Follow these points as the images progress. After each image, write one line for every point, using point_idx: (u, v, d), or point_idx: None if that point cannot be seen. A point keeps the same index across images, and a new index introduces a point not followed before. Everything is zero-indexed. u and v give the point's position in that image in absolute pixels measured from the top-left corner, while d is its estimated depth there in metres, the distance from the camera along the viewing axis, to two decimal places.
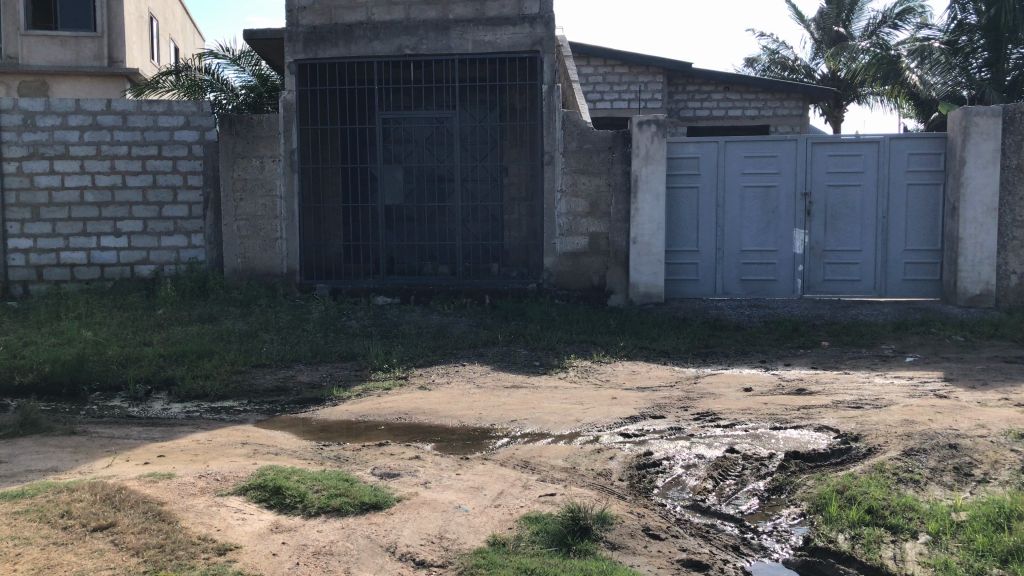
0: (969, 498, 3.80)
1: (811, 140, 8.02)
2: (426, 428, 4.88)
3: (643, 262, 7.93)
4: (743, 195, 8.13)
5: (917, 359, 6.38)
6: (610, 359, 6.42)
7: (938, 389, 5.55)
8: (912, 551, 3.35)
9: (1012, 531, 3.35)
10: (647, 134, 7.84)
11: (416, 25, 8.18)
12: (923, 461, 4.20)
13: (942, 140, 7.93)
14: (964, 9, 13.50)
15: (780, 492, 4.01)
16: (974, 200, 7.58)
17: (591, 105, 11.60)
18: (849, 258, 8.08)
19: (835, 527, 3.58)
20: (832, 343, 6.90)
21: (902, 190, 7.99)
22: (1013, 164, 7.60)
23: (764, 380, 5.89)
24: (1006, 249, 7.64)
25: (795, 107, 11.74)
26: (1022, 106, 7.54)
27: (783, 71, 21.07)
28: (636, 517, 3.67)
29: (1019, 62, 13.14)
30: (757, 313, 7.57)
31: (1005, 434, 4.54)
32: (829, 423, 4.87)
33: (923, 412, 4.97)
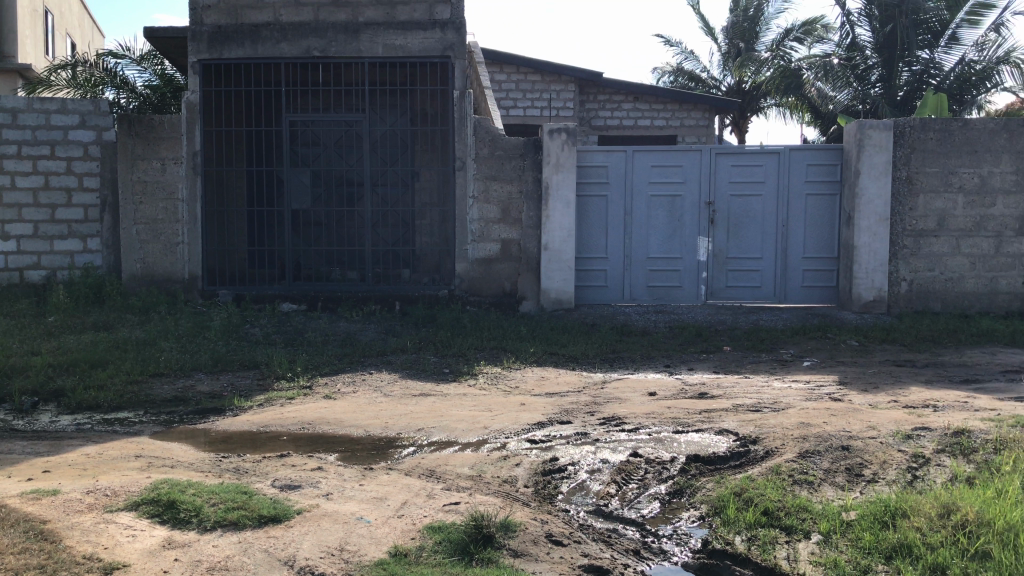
0: (858, 497, 3.95)
1: (715, 150, 8.24)
2: (330, 438, 4.79)
3: (554, 268, 8.00)
4: (650, 203, 8.30)
5: (814, 363, 6.61)
6: (519, 365, 6.44)
7: (833, 392, 5.75)
8: (804, 551, 3.45)
9: (897, 529, 3.49)
10: (557, 142, 7.93)
11: (325, 27, 8.06)
12: (817, 463, 4.35)
13: (838, 151, 8.23)
14: (859, 26, 14.05)
15: (681, 496, 4.08)
16: (867, 210, 7.89)
17: (503, 111, 11.66)
18: (751, 265, 8.32)
19: (732, 529, 3.66)
20: (734, 348, 7.08)
21: (801, 200, 8.27)
22: (904, 175, 7.90)
23: (668, 384, 6.01)
24: (897, 256, 7.97)
25: (701, 118, 12.02)
26: (912, 120, 7.87)
27: (690, 83, 21.61)
28: (540, 524, 3.69)
29: (911, 78, 13.79)
30: (663, 319, 7.71)
31: (894, 435, 4.74)
32: (729, 426, 5.00)
33: (818, 415, 5.14)
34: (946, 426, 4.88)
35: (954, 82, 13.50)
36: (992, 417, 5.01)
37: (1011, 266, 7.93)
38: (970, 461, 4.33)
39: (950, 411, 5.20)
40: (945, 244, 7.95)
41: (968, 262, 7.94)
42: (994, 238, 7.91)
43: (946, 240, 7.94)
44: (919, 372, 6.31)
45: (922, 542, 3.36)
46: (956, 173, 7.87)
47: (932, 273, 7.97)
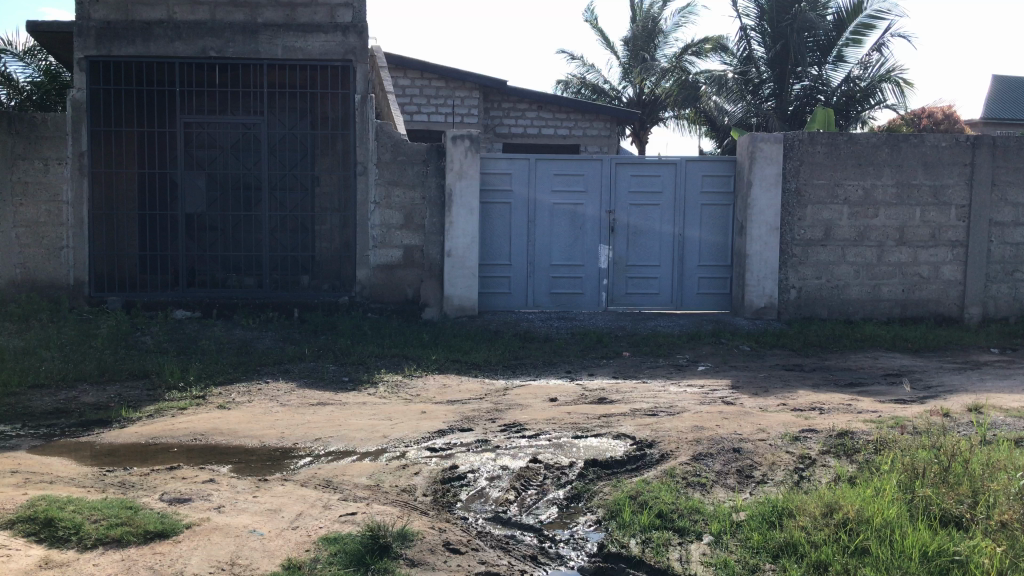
0: (748, 498, 4.07)
1: (615, 160, 8.40)
2: (223, 449, 4.65)
3: (457, 275, 8.00)
4: (552, 211, 8.39)
5: (708, 368, 6.80)
6: (421, 373, 6.40)
7: (725, 396, 5.93)
8: (696, 552, 3.53)
9: (783, 528, 3.62)
10: (460, 149, 7.94)
11: (221, 27, 7.85)
12: (710, 465, 4.47)
13: (732, 163, 8.49)
14: (754, 42, 14.56)
15: (578, 500, 4.13)
16: (759, 220, 8.18)
17: (408, 117, 11.61)
18: (650, 272, 8.50)
19: (628, 532, 3.72)
20: (633, 353, 7.23)
21: (697, 209, 8.51)
22: (793, 187, 8.22)
23: (568, 390, 6.07)
24: (787, 265, 8.28)
25: (603, 129, 12.20)
26: (801, 134, 8.19)
27: (592, 94, 21.97)
28: (437, 532, 3.67)
29: (801, 94, 14.36)
30: (565, 325, 7.79)
31: (783, 437, 4.91)
32: (627, 431, 5.09)
33: (711, 418, 5.29)
34: (830, 428, 5.08)
35: (841, 98, 14.17)
36: (873, 419, 5.25)
37: (892, 275, 8.33)
38: (852, 461, 4.52)
39: (834, 414, 5.43)
40: (832, 253, 8.29)
41: (853, 271, 8.30)
42: (877, 247, 8.30)
43: (833, 249, 8.28)
44: (807, 376, 6.57)
45: (806, 540, 3.49)
46: (842, 185, 8.23)
47: (819, 281, 8.30)
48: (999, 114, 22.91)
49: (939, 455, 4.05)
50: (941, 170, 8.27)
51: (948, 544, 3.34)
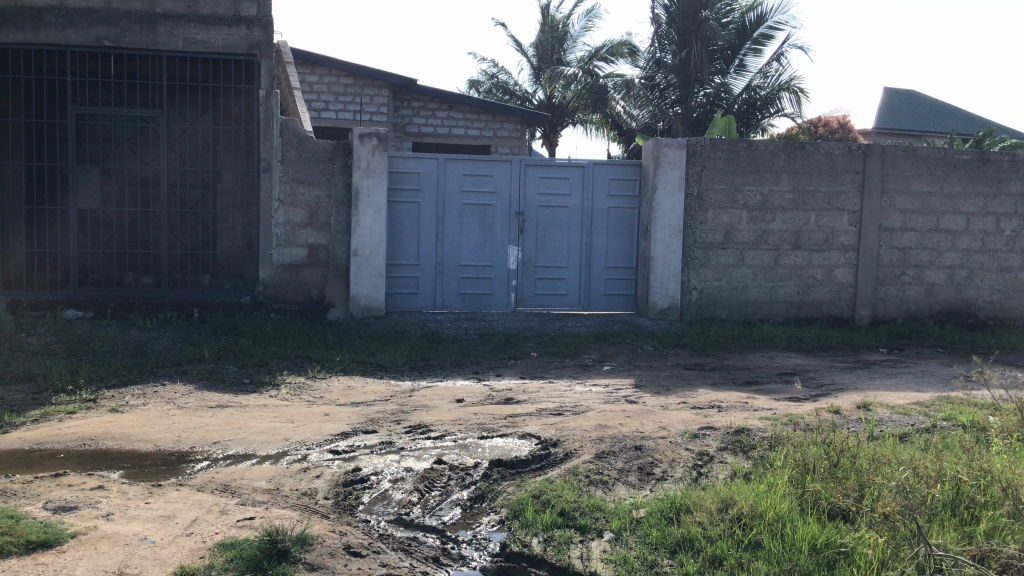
0: (648, 495, 4.15)
1: (523, 161, 8.45)
2: (114, 454, 4.48)
3: (363, 275, 7.91)
4: (461, 211, 8.38)
5: (613, 368, 6.91)
6: (325, 374, 6.31)
7: (628, 395, 6.04)
8: (596, 550, 3.58)
9: (681, 524, 3.70)
10: (368, 147, 7.85)
11: (117, 16, 7.55)
12: (612, 463, 4.54)
13: (638, 167, 8.65)
14: (662, 49, 14.87)
15: (482, 500, 4.13)
16: (663, 223, 8.37)
17: (315, 114, 11.43)
18: (557, 274, 8.58)
19: (530, 531, 3.74)
20: (540, 353, 7.29)
21: (604, 212, 8.63)
22: (696, 191, 8.42)
23: (475, 391, 6.08)
24: (689, 267, 8.48)
25: (513, 130, 12.26)
26: (703, 140, 8.40)
27: (503, 95, 22.08)
28: (337, 535, 3.61)
29: (705, 101, 14.74)
30: (472, 326, 7.80)
31: (682, 435, 5.03)
32: (532, 431, 5.12)
33: (614, 417, 5.37)
34: (728, 425, 5.23)
35: (742, 106, 14.60)
36: (768, 416, 5.43)
37: (788, 277, 8.64)
38: (748, 457, 4.66)
39: (732, 412, 5.59)
40: (731, 256, 8.53)
41: (752, 273, 8.57)
42: (774, 250, 8.59)
43: (732, 252, 8.53)
44: (706, 375, 6.74)
45: (703, 535, 3.58)
46: (742, 190, 8.48)
47: (720, 283, 8.54)
48: (892, 124, 23.99)
49: (828, 450, 4.21)
50: (834, 177, 8.61)
51: (835, 536, 3.47)
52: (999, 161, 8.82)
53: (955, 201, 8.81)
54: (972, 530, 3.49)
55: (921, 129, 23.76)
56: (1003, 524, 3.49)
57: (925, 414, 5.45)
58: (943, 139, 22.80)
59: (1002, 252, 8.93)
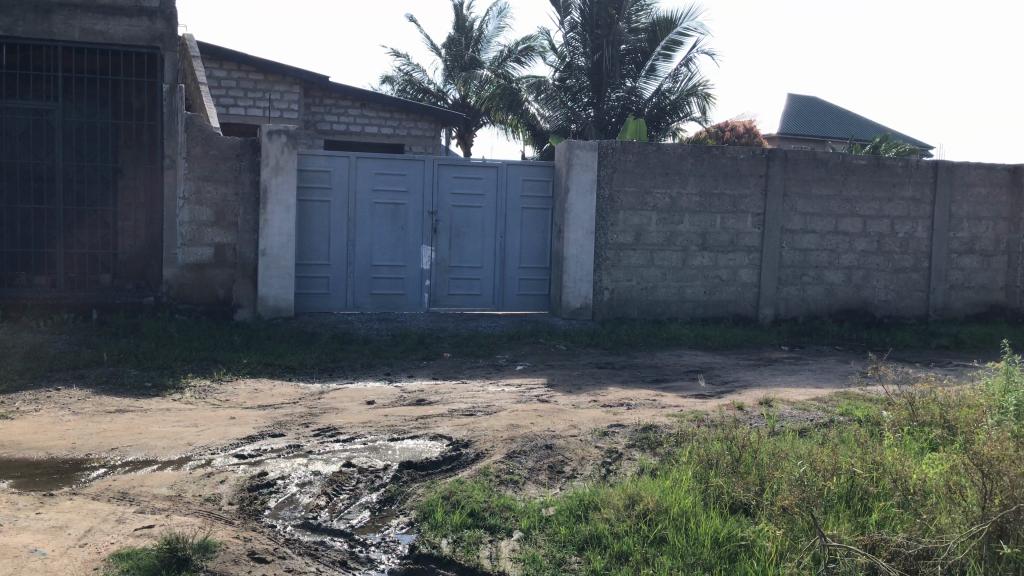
0: (557, 494, 4.19)
1: (436, 161, 8.42)
2: (3, 463, 4.27)
3: (272, 275, 7.75)
4: (373, 211, 8.31)
5: (526, 367, 6.95)
6: (231, 377, 6.16)
7: (540, 394, 6.08)
8: (506, 549, 3.59)
9: (589, 521, 3.75)
10: (277, 144, 7.71)
11: (9, 4, 7.22)
12: (523, 462, 4.56)
13: (551, 168, 8.73)
14: (574, 52, 15.10)
15: (391, 503, 4.09)
16: (576, 224, 8.46)
17: (223, 109, 11.15)
18: (471, 274, 8.58)
19: (439, 533, 3.73)
20: (453, 354, 7.28)
21: (517, 213, 8.67)
22: (607, 193, 8.54)
23: (386, 392, 6.02)
24: (601, 268, 8.59)
25: (428, 129, 12.21)
26: (615, 143, 8.52)
27: (418, 93, 21.96)
28: (241, 541, 3.53)
29: (616, 104, 14.94)
30: (385, 327, 7.72)
31: (592, 433, 5.10)
32: (443, 431, 5.10)
33: (526, 417, 5.40)
34: (636, 422, 5.32)
35: (653, 110, 14.87)
36: (675, 413, 5.54)
37: (695, 277, 8.85)
38: (655, 454, 4.75)
39: (640, 409, 5.69)
40: (641, 257, 8.69)
41: (661, 273, 8.74)
42: (682, 251, 8.78)
43: (642, 253, 8.68)
44: (616, 374, 6.85)
45: (610, 532, 3.63)
46: (651, 192, 8.64)
47: (630, 283, 8.68)
48: (796, 129, 24.80)
49: (730, 446, 4.33)
50: (739, 180, 8.86)
51: (736, 530, 3.57)
52: (892, 166, 9.24)
53: (853, 204, 9.17)
54: (864, 520, 3.63)
55: (823, 134, 24.64)
56: (892, 514, 3.66)
57: (823, 409, 5.66)
58: (843, 144, 23.70)
59: (896, 254, 9.34)
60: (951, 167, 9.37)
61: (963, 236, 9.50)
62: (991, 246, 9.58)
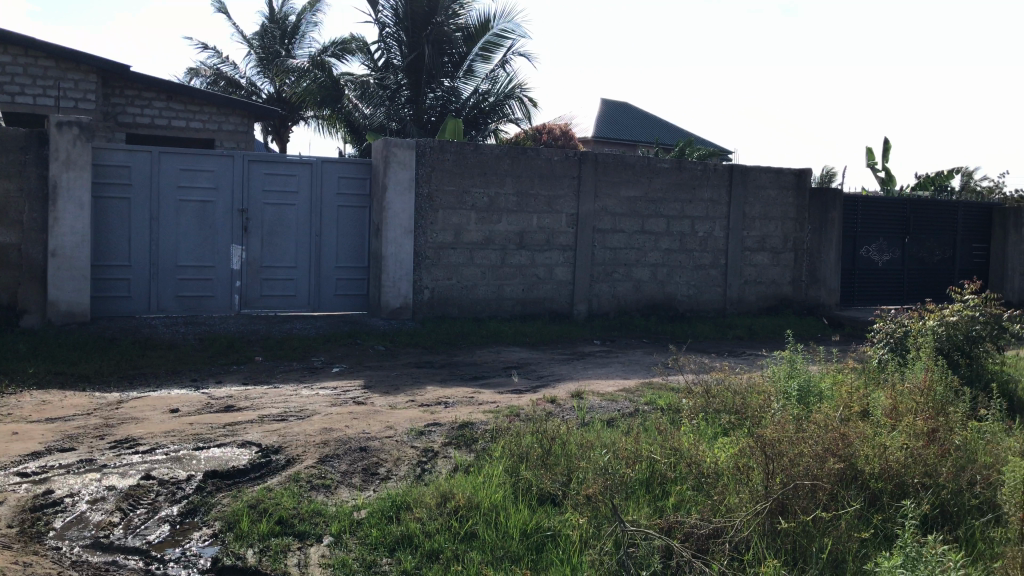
0: (369, 496, 4.14)
1: (246, 157, 8.12)
2: None
3: (64, 277, 7.20)
4: (178, 209, 7.91)
5: (342, 369, 6.84)
6: (15, 389, 5.66)
7: (356, 396, 6.00)
8: (315, 555, 3.51)
9: (400, 522, 3.73)
10: (68, 136, 7.17)
11: None
12: (336, 466, 4.48)
13: (367, 166, 8.62)
14: (390, 50, 15.00)
15: (194, 515, 3.90)
16: (394, 222, 8.38)
17: (8, 97, 10.24)
18: (285, 274, 8.33)
19: (245, 543, 3.59)
20: (265, 358, 7.04)
21: (333, 211, 8.50)
22: (425, 192, 8.53)
23: (192, 399, 5.74)
24: (420, 267, 8.56)
25: (240, 124, 11.79)
26: (432, 141, 8.52)
27: (228, 87, 21.09)
28: (20, 568, 3.26)
29: (434, 104, 15.02)
30: (192, 331, 7.35)
31: (408, 433, 5.08)
32: (252, 438, 4.91)
33: (340, 420, 5.31)
34: (452, 420, 5.36)
35: (472, 110, 15.03)
36: (491, 409, 5.63)
37: (513, 275, 9.02)
38: (470, 451, 4.80)
39: (457, 407, 5.73)
40: (460, 255, 8.75)
41: (479, 272, 8.84)
42: (500, 250, 8.92)
43: (461, 252, 8.74)
44: (435, 372, 6.87)
45: (421, 531, 3.63)
46: (469, 192, 8.72)
47: (449, 282, 8.71)
48: (609, 133, 25.80)
49: (541, 439, 4.45)
50: (553, 181, 9.12)
51: (543, 521, 3.68)
52: (693, 169, 9.82)
53: (658, 205, 9.68)
54: (661, 504, 3.84)
55: (633, 138, 25.81)
56: (688, 497, 3.89)
57: (630, 399, 5.92)
58: (651, 148, 24.94)
59: (698, 252, 9.93)
60: (745, 171, 10.06)
61: (756, 234, 10.23)
62: (779, 244, 10.37)
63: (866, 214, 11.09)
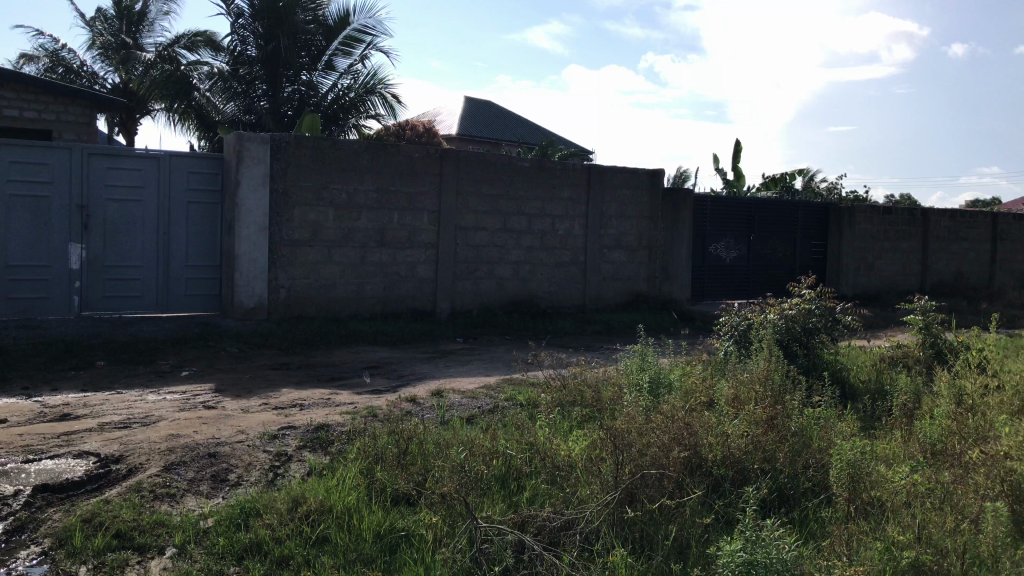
0: (217, 504, 3.98)
1: (86, 150, 7.67)
2: None
3: None
4: (9, 204, 7.40)
5: (192, 373, 6.56)
6: None
7: (206, 401, 5.76)
8: (156, 568, 3.34)
9: (249, 529, 3.60)
10: None
11: None
12: (181, 474, 4.28)
13: (219, 161, 8.30)
14: (243, 42, 14.32)
15: (21, 532, 3.64)
16: (247, 219, 8.09)
17: None
18: (130, 273, 7.92)
19: (78, 559, 3.38)
20: (107, 362, 6.66)
21: (182, 207, 8.14)
22: (281, 188, 8.28)
23: (23, 409, 5.35)
24: (276, 265, 8.30)
25: (81, 115, 11.10)
26: (287, 136, 8.28)
27: (67, 75, 19.84)
28: None
29: (291, 97, 14.64)
30: (25, 335, 6.86)
31: (261, 437, 4.92)
32: (89, 448, 4.63)
33: (188, 425, 5.08)
34: (307, 423, 5.23)
35: (331, 105, 14.74)
36: (348, 411, 5.53)
37: (374, 274, 8.90)
38: (326, 453, 4.70)
39: (313, 409, 5.60)
40: (319, 253, 8.55)
41: (339, 270, 8.67)
42: (359, 248, 8.78)
43: (319, 250, 8.55)
44: (291, 374, 6.69)
45: (271, 538, 3.52)
46: (326, 188, 8.54)
47: (307, 280, 8.49)
48: (473, 131, 25.85)
49: (397, 438, 4.40)
50: (414, 178, 9.06)
51: (396, 521, 3.65)
52: (552, 168, 9.99)
53: (518, 204, 9.78)
54: (516, 499, 3.88)
55: (496, 137, 25.99)
56: (541, 490, 3.95)
57: (490, 396, 5.96)
58: (514, 147, 25.18)
59: (557, 249, 10.11)
60: (602, 171, 10.32)
61: (613, 232, 10.52)
62: (635, 242, 10.69)
63: (714, 213, 11.61)
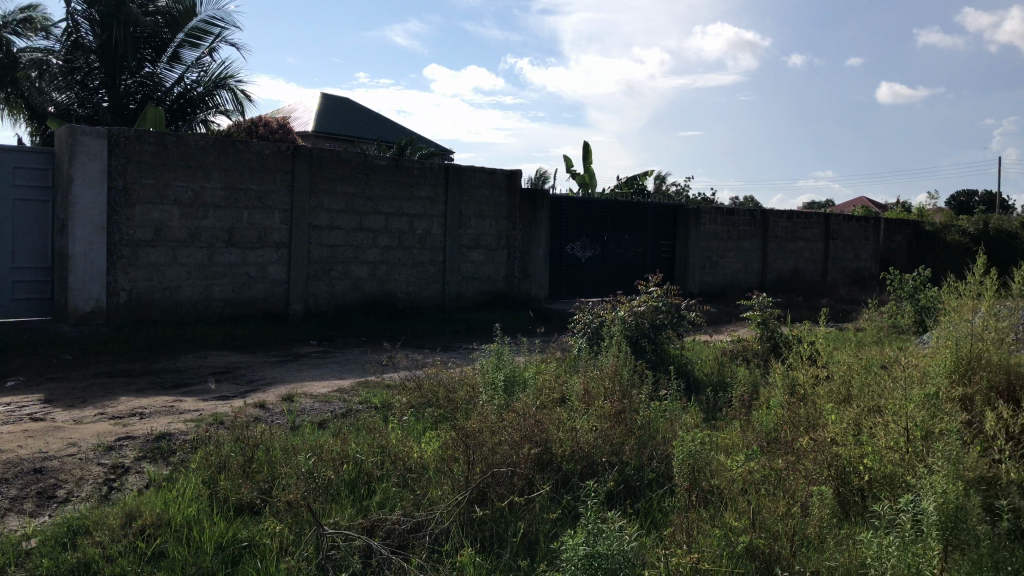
0: (43, 522, 3.71)
1: None
2: None
3: None
4: None
5: (20, 383, 6.11)
6: None
7: (35, 412, 5.37)
8: None
9: (77, 547, 3.38)
10: None
11: None
12: (3, 492, 3.97)
13: (50, 156, 7.79)
14: (80, 29, 13.45)
15: None
16: (82, 218, 7.61)
17: None
18: None
19: None
20: None
21: (7, 205, 7.60)
22: (119, 185, 7.83)
23: None
24: (114, 266, 7.84)
25: None
26: (126, 130, 7.84)
27: None
28: None
29: (133, 91, 13.90)
30: None
31: (95, 449, 4.63)
32: None
33: (12, 439, 4.72)
34: (147, 433, 4.96)
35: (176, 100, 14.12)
36: (193, 418, 5.29)
37: (222, 275, 8.57)
38: (167, 464, 4.47)
39: (154, 417, 5.32)
40: (162, 254, 8.15)
41: (185, 271, 8.30)
42: (206, 248, 8.44)
43: (163, 250, 8.15)
44: (131, 382, 6.34)
45: (102, 555, 3.32)
46: (171, 186, 8.15)
47: (150, 282, 8.07)
48: (330, 128, 25.32)
49: (243, 445, 4.25)
50: (265, 176, 8.78)
51: (239, 531, 3.53)
52: (409, 167, 9.92)
53: (374, 203, 9.67)
54: (366, 503, 3.82)
55: (354, 135, 25.56)
56: (392, 493, 3.91)
57: (344, 399, 5.84)
58: (373, 144, 24.86)
59: (415, 249, 10.04)
60: (459, 171, 10.33)
61: (471, 232, 10.56)
62: (493, 242, 10.76)
63: (570, 214, 11.86)
